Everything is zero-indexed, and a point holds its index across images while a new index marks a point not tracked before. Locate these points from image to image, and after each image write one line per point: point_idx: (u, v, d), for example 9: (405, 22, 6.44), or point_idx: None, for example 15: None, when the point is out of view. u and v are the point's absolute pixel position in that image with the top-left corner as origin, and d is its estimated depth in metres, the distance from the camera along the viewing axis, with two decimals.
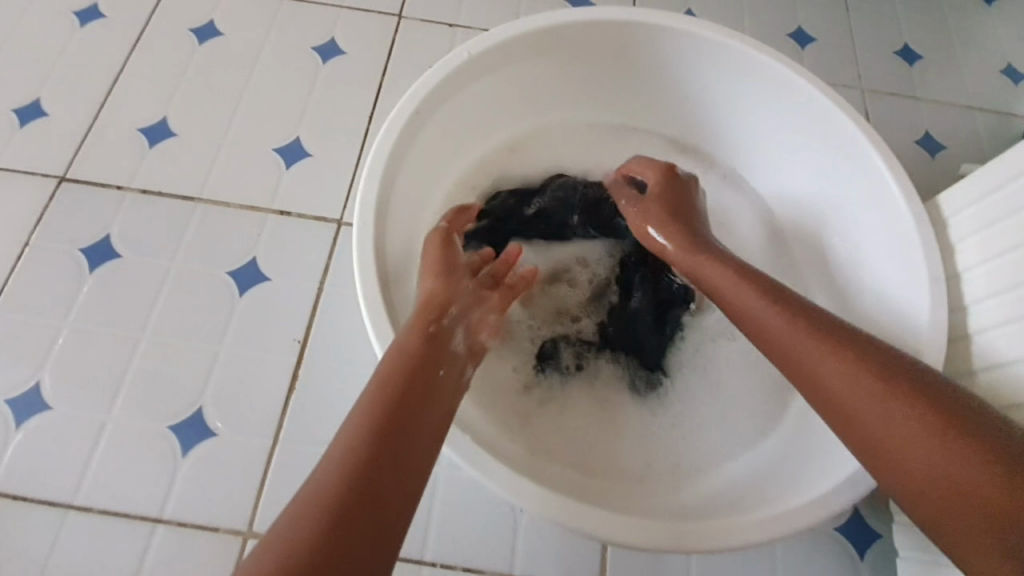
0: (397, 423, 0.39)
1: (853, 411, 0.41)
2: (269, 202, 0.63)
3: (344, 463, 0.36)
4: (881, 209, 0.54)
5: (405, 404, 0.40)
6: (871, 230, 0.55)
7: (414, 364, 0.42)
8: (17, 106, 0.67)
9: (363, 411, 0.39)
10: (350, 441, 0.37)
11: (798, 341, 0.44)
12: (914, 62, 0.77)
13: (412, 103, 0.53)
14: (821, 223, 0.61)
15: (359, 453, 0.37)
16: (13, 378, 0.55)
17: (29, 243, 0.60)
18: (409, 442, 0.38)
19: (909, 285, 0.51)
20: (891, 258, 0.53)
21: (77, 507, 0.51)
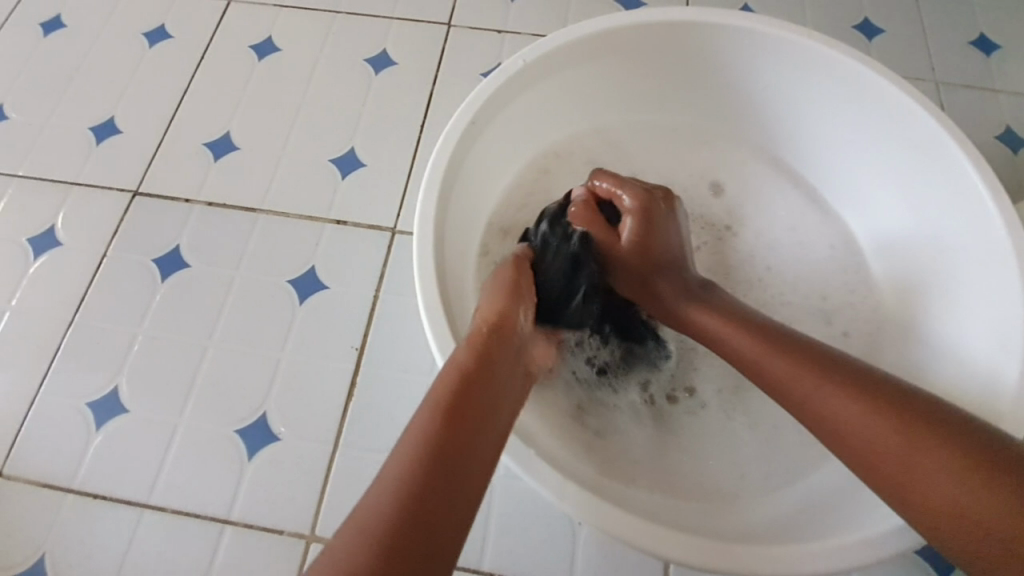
0: (460, 439, 0.36)
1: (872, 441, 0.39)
2: (327, 212, 0.64)
3: (386, 504, 0.33)
4: (968, 214, 0.51)
5: (457, 429, 0.37)
6: (956, 237, 0.52)
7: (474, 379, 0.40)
8: (93, 124, 0.71)
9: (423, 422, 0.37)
10: (407, 454, 0.35)
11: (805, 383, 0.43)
12: (992, 52, 0.72)
13: (469, 112, 0.53)
14: (895, 226, 0.58)
15: (414, 471, 0.34)
16: (95, 382, 0.58)
17: (107, 254, 0.64)
18: (459, 474, 0.35)
19: (1003, 295, 0.47)
20: (980, 265, 0.50)
21: (152, 506, 0.53)
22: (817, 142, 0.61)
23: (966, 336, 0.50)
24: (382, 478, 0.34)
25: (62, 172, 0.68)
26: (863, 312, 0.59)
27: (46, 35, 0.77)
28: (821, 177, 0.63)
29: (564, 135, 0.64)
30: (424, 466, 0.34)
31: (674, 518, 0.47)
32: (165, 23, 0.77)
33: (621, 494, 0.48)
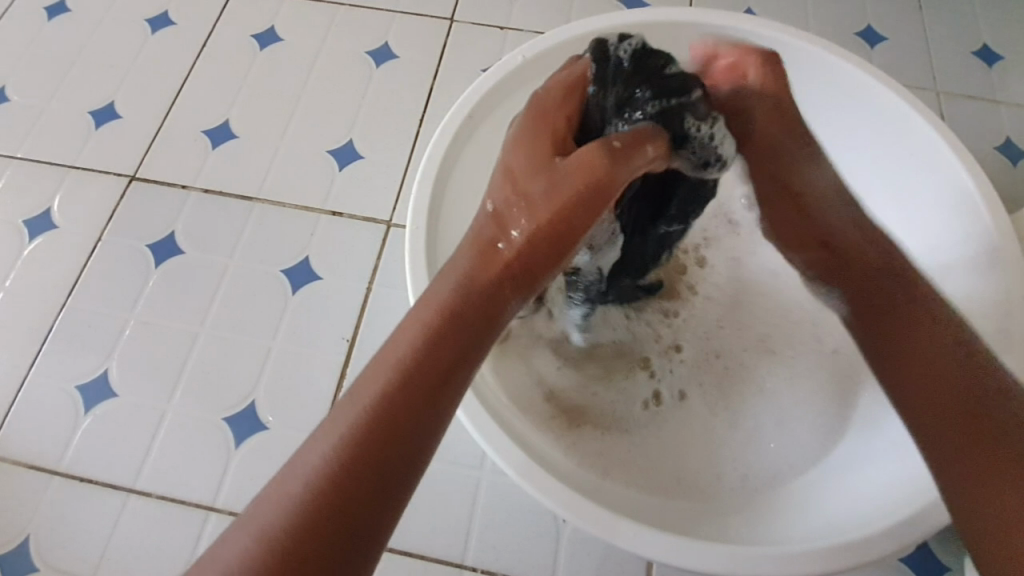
0: (420, 376, 0.33)
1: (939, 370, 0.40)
2: (322, 203, 0.64)
3: (336, 441, 0.32)
4: (956, 227, 0.51)
5: (452, 335, 0.34)
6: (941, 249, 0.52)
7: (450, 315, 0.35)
8: (93, 109, 0.71)
9: (393, 350, 0.34)
10: (364, 400, 0.33)
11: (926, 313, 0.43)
12: (994, 63, 0.72)
13: (467, 107, 0.53)
14: None
15: (368, 415, 0.32)
16: (86, 365, 0.58)
17: (102, 238, 0.64)
18: (412, 414, 0.33)
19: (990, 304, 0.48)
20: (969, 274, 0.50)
21: (138, 491, 0.53)
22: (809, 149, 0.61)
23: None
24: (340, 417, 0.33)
25: (61, 155, 0.68)
26: None
27: (48, 18, 0.77)
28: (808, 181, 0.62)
29: None
30: (379, 413, 0.32)
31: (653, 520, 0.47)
32: (168, 10, 0.77)
33: (604, 495, 0.48)
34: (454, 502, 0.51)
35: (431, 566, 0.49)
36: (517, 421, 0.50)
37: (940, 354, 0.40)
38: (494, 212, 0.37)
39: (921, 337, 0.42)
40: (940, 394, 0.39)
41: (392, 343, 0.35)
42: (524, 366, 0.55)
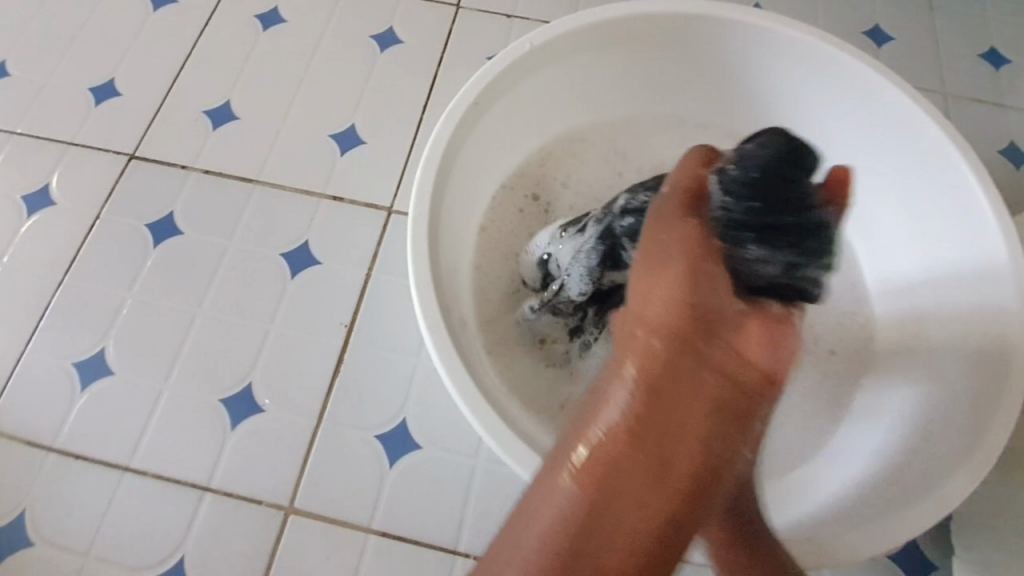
0: (662, 483, 0.32)
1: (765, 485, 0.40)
2: (323, 188, 0.64)
3: (561, 520, 0.31)
4: (962, 228, 0.51)
5: (615, 481, 0.31)
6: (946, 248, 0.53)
7: (688, 437, 0.32)
8: (93, 85, 0.70)
9: (605, 445, 0.32)
10: (578, 482, 0.31)
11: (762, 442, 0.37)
12: (1001, 67, 0.72)
13: (473, 93, 0.53)
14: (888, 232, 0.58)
15: (620, 518, 0.31)
16: (83, 342, 0.58)
17: (100, 217, 0.63)
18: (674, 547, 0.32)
19: (991, 305, 0.48)
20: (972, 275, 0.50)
21: (133, 469, 0.53)
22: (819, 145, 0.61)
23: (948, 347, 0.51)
24: (560, 498, 0.31)
25: (60, 132, 0.68)
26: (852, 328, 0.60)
27: None
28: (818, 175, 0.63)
29: (568, 120, 0.64)
30: (615, 518, 0.31)
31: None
32: None
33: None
34: (449, 487, 0.52)
35: (424, 551, 0.50)
36: (511, 406, 0.49)
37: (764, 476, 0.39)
38: (693, 323, 0.34)
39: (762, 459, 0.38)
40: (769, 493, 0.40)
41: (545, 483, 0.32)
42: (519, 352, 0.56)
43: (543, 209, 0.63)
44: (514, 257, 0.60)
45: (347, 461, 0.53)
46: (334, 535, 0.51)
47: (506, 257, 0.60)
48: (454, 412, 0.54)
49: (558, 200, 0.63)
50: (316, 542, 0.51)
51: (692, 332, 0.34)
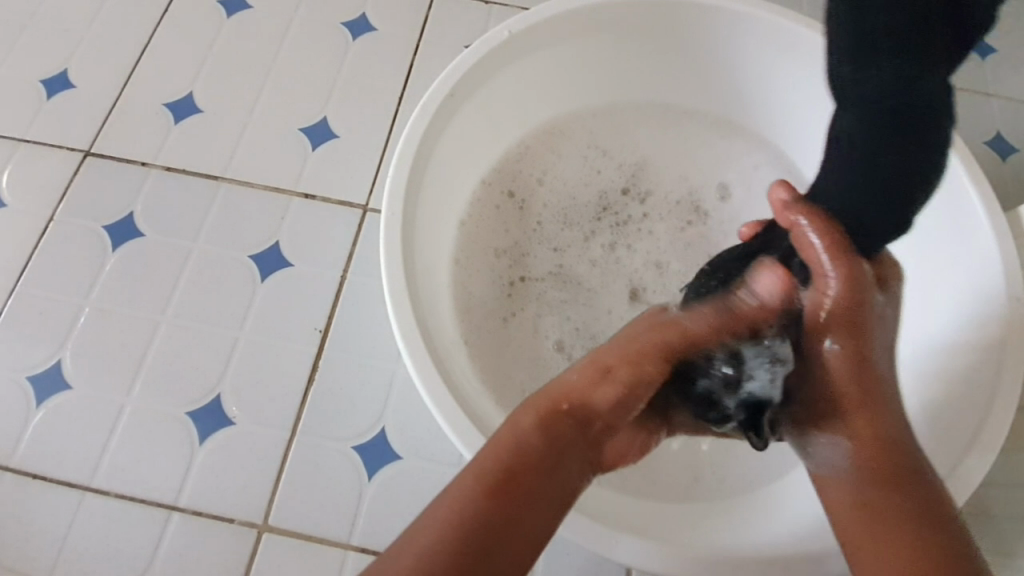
0: (524, 477, 0.34)
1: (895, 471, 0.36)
2: (294, 185, 0.60)
3: (462, 499, 0.32)
4: (963, 234, 0.49)
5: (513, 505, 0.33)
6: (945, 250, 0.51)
7: (546, 415, 0.36)
8: (45, 77, 0.66)
9: (509, 441, 0.35)
10: (500, 447, 0.34)
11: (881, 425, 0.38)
12: (988, 55, 0.71)
13: (448, 84, 0.50)
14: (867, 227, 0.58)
15: (505, 461, 0.34)
16: (36, 355, 0.54)
17: (53, 219, 0.59)
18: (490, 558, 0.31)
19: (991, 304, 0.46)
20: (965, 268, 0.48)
21: (94, 489, 0.50)
22: (814, 137, 0.58)
23: (940, 348, 0.49)
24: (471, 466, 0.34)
25: (8, 126, 0.63)
26: None
27: None
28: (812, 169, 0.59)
29: (551, 112, 0.61)
30: (486, 497, 0.32)
31: (626, 518, 0.43)
32: None
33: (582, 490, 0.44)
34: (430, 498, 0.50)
35: None
36: (485, 411, 0.48)
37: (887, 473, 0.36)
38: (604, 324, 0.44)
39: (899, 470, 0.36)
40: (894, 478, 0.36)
41: (507, 425, 0.36)
42: (477, 343, 0.54)
43: (520, 206, 0.60)
44: (495, 254, 0.57)
45: (324, 474, 0.50)
46: (310, 552, 0.48)
47: (484, 253, 0.57)
48: (435, 422, 0.52)
49: (533, 198, 0.60)
50: (291, 561, 0.48)
51: (882, 433, 0.38)
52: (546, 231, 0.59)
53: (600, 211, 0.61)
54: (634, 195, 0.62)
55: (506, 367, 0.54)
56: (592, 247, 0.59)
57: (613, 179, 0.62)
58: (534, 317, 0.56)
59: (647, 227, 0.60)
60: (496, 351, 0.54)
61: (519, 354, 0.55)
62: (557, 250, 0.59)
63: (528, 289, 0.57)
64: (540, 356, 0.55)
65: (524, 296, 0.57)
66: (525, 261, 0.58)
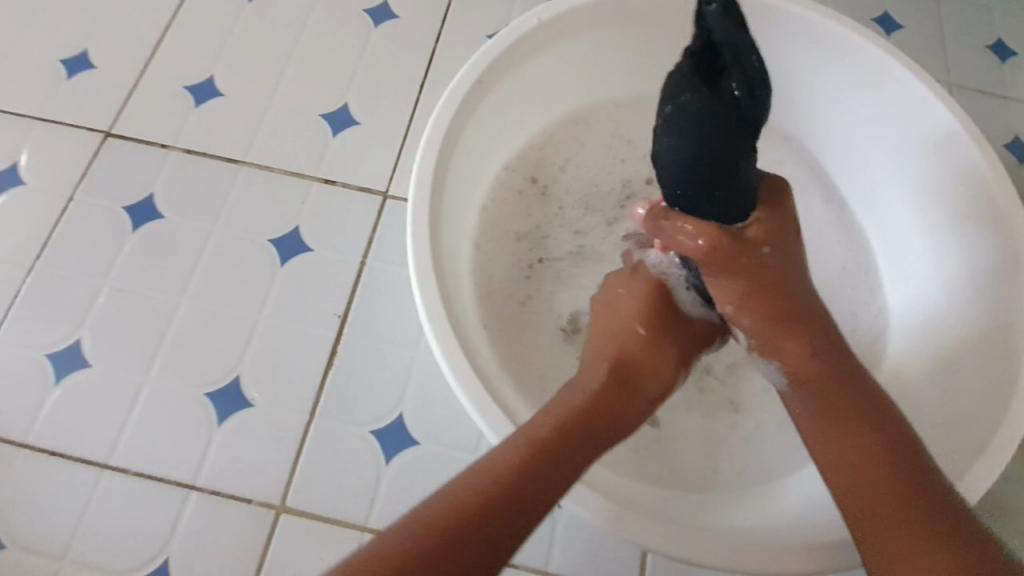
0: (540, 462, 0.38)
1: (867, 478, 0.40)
2: (314, 170, 0.60)
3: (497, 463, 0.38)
4: (983, 236, 0.49)
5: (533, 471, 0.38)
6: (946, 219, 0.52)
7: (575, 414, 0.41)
8: (64, 57, 0.66)
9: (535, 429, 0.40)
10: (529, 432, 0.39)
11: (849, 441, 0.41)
12: (1008, 58, 0.71)
13: (475, 70, 0.50)
14: (892, 228, 0.57)
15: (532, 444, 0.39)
16: (55, 333, 0.54)
17: (73, 198, 0.59)
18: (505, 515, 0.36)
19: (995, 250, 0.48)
20: (959, 221, 0.51)
21: (112, 467, 0.50)
22: (844, 132, 0.59)
23: (954, 327, 0.50)
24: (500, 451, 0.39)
25: (28, 106, 0.63)
26: (861, 322, 0.58)
27: None
28: (813, 138, 0.61)
29: (574, 103, 0.61)
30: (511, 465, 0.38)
31: (644, 510, 0.43)
32: None
33: (595, 474, 0.44)
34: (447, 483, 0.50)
35: None
36: (507, 394, 0.48)
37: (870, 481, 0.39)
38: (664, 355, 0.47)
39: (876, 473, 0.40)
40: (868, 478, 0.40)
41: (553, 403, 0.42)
42: (496, 324, 0.54)
43: (541, 193, 0.60)
44: (515, 237, 0.58)
45: (342, 458, 0.50)
46: (328, 535, 0.49)
47: (506, 241, 0.57)
48: (453, 408, 0.52)
49: (555, 184, 0.60)
50: (307, 543, 0.48)
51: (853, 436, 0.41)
52: (568, 218, 0.60)
53: (624, 198, 0.61)
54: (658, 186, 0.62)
55: (524, 347, 0.54)
56: (616, 231, 0.60)
57: (638, 170, 0.62)
58: (548, 298, 0.56)
59: None
60: (515, 331, 0.54)
61: (537, 333, 0.55)
62: (578, 233, 0.59)
63: (547, 272, 0.58)
64: (554, 332, 0.55)
65: (543, 276, 0.57)
66: (545, 243, 0.58)
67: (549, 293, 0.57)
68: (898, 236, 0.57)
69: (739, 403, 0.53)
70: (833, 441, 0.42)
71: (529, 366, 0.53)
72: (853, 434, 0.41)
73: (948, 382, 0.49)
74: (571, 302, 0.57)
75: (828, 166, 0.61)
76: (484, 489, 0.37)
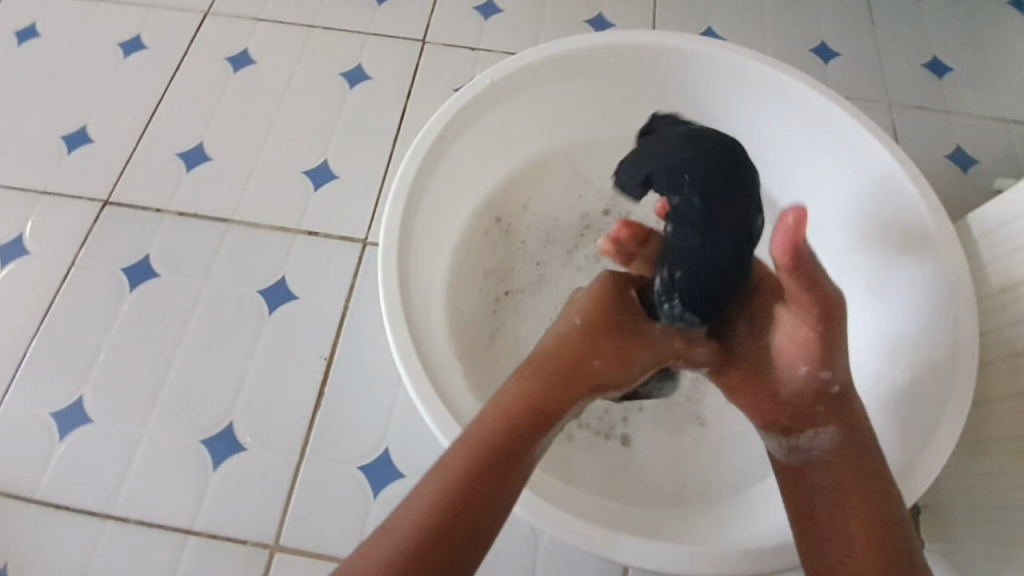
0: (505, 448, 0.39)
1: (826, 501, 0.41)
2: (298, 223, 0.65)
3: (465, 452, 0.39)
4: (913, 251, 0.53)
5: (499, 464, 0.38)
6: (880, 232, 0.55)
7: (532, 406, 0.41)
8: (65, 133, 0.71)
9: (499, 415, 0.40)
10: (491, 420, 0.40)
11: (837, 465, 0.42)
12: (943, 75, 0.76)
13: (435, 128, 0.54)
14: (828, 249, 0.61)
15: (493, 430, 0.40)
16: (59, 391, 0.58)
17: (75, 263, 0.63)
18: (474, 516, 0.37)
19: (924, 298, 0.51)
20: (898, 254, 0.54)
21: (114, 516, 0.53)
22: (779, 161, 0.62)
23: (892, 338, 0.53)
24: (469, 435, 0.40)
25: (32, 180, 0.68)
26: None
27: (19, 43, 0.77)
28: (773, 183, 0.64)
29: (534, 147, 0.66)
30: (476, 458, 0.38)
31: (616, 523, 0.46)
32: (141, 33, 0.77)
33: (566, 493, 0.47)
34: None
35: None
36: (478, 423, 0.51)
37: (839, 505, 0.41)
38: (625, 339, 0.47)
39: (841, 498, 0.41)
40: (828, 504, 0.41)
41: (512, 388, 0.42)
42: (467, 358, 0.57)
43: (506, 231, 0.64)
44: (481, 274, 0.62)
45: (331, 494, 0.53)
46: (320, 570, 0.51)
47: (476, 278, 0.61)
48: (435, 440, 0.55)
49: (518, 221, 0.64)
50: None
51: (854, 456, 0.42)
52: (531, 252, 0.63)
53: (582, 229, 0.65)
54: (615, 216, 0.66)
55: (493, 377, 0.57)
56: (576, 261, 0.63)
57: (594, 202, 0.66)
58: (515, 329, 0.60)
59: None
60: (485, 363, 0.58)
61: (506, 363, 0.58)
62: (540, 265, 0.63)
63: (512, 304, 0.61)
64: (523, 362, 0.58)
65: (510, 308, 0.61)
66: (511, 277, 0.62)
67: (515, 324, 0.60)
68: (846, 280, 0.59)
69: (702, 418, 0.56)
70: (827, 468, 0.42)
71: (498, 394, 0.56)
72: (842, 459, 0.42)
73: (893, 387, 0.51)
74: (536, 330, 0.60)
75: (767, 191, 0.64)
76: (427, 514, 0.36)
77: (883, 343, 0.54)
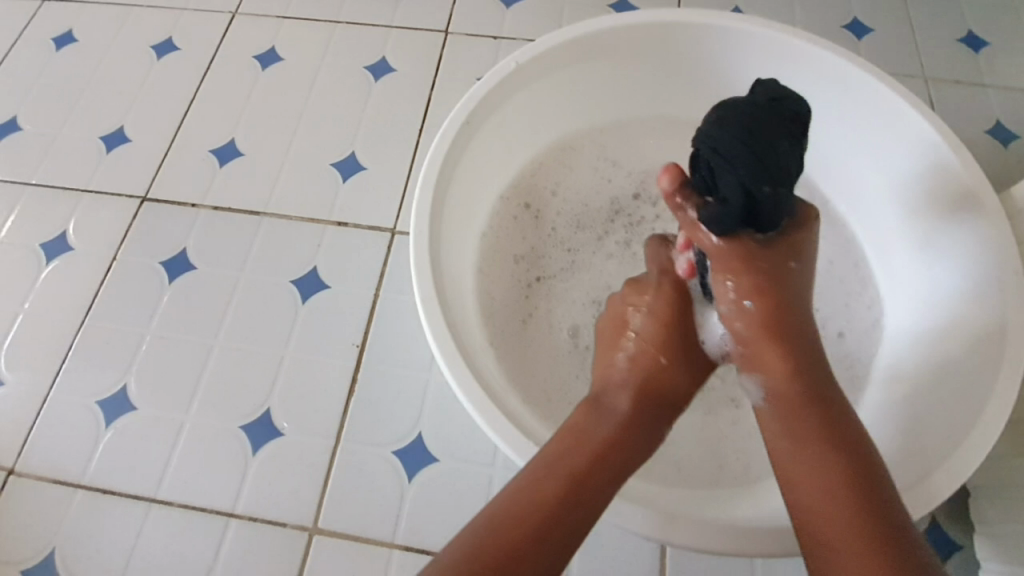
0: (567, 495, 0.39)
1: (790, 472, 0.39)
2: (328, 214, 0.66)
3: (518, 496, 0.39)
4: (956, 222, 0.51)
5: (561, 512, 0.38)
6: (924, 206, 0.54)
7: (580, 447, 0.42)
8: (103, 134, 0.74)
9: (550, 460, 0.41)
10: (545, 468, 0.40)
11: (790, 436, 0.40)
12: (980, 49, 0.73)
13: (463, 114, 0.55)
14: (879, 227, 0.60)
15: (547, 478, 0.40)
16: (104, 381, 0.60)
17: (116, 258, 0.66)
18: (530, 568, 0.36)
19: (977, 304, 0.48)
20: (941, 227, 0.53)
21: (159, 500, 0.55)
22: (828, 138, 0.61)
23: (940, 315, 0.52)
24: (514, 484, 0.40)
25: (74, 179, 0.71)
26: (856, 313, 0.60)
27: (57, 48, 0.80)
28: (820, 162, 0.63)
29: (560, 132, 0.66)
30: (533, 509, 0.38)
31: (657, 502, 0.45)
32: (173, 36, 0.80)
33: None
34: (466, 494, 0.53)
35: None
36: (513, 406, 0.51)
37: (812, 477, 0.38)
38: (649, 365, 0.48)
39: (811, 472, 0.38)
40: (790, 473, 0.39)
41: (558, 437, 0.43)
42: (501, 341, 0.57)
43: (535, 216, 0.64)
44: (514, 259, 0.62)
45: (367, 477, 0.54)
46: (358, 551, 0.51)
47: (506, 263, 0.61)
48: (468, 423, 0.55)
49: (548, 207, 0.65)
50: (340, 561, 0.51)
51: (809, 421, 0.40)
52: (562, 237, 0.64)
53: (613, 214, 0.65)
54: (644, 200, 0.66)
55: (528, 361, 0.57)
56: (607, 245, 0.64)
57: (623, 187, 0.66)
58: (549, 314, 0.60)
59: (659, 226, 0.65)
60: (519, 347, 0.58)
61: (540, 347, 0.58)
62: (572, 250, 0.63)
63: (545, 289, 0.62)
64: (559, 344, 0.59)
65: (542, 293, 0.61)
66: (542, 262, 0.63)
67: (549, 309, 0.61)
68: (897, 262, 0.58)
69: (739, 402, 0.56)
70: (784, 440, 0.41)
71: (534, 379, 0.56)
72: (799, 428, 0.40)
73: (940, 365, 0.50)
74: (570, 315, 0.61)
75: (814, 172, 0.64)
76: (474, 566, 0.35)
77: (938, 328, 0.52)
